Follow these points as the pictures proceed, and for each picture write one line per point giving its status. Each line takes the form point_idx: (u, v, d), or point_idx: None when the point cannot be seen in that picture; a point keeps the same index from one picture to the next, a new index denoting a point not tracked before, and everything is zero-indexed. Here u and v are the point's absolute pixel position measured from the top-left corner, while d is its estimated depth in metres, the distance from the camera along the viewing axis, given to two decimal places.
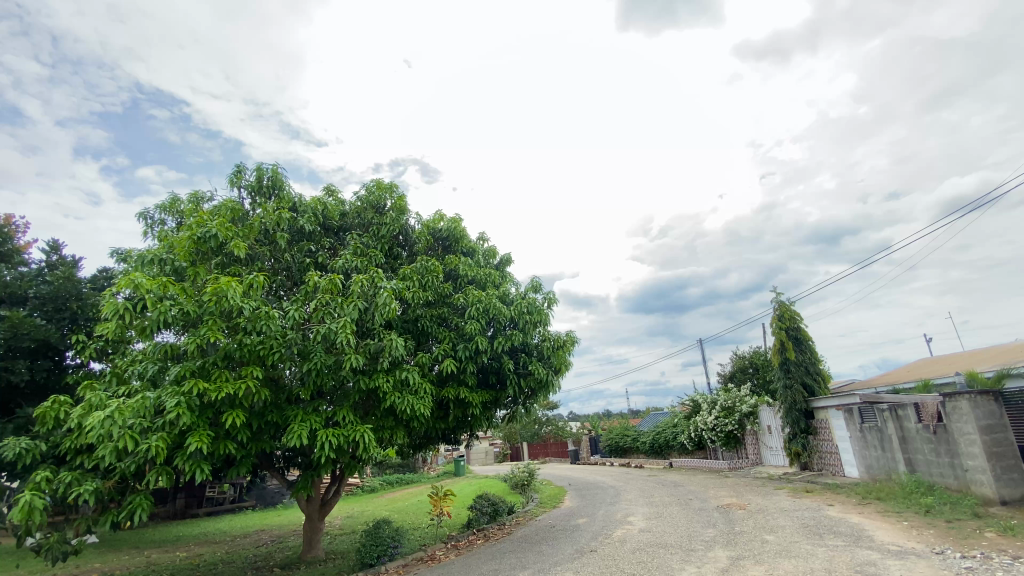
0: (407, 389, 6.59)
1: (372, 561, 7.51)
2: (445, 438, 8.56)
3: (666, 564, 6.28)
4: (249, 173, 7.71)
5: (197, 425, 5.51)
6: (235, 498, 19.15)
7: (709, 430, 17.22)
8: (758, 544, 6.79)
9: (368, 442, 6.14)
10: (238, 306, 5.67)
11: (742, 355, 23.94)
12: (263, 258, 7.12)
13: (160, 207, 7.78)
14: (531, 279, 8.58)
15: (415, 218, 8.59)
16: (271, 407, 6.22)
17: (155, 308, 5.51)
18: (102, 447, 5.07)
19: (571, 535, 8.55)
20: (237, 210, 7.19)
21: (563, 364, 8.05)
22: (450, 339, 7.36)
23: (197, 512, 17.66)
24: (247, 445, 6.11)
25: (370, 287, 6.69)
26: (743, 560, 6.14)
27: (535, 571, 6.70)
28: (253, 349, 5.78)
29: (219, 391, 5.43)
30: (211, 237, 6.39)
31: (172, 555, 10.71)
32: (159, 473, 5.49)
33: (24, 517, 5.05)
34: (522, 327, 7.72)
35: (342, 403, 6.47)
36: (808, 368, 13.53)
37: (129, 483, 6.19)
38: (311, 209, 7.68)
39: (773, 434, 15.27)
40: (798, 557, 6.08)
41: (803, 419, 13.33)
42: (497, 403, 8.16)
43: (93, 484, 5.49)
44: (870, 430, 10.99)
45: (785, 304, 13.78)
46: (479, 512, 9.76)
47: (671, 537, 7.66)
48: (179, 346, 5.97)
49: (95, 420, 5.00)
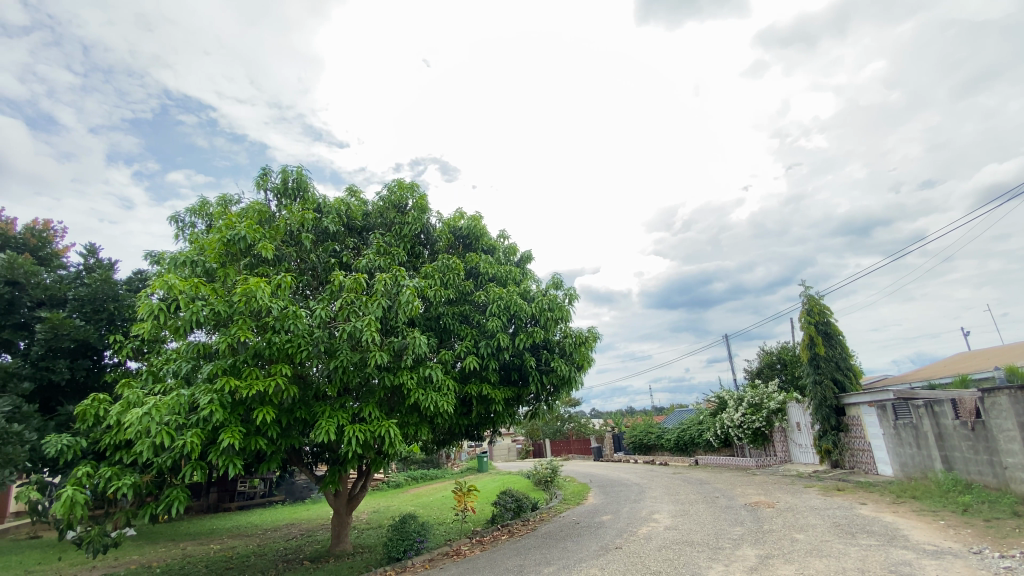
0: (431, 386, 6.65)
1: (399, 555, 7.60)
2: (469, 435, 8.62)
3: (692, 563, 6.20)
4: (274, 176, 7.88)
5: (230, 421, 5.67)
6: (265, 493, 19.65)
7: (736, 427, 16.93)
8: (787, 543, 6.65)
9: (394, 437, 6.21)
10: (266, 306, 5.80)
11: (770, 351, 23.48)
12: (289, 258, 7.26)
13: (190, 210, 8.01)
14: (553, 276, 8.55)
15: (436, 217, 8.65)
16: (300, 404, 6.36)
17: (188, 308, 5.71)
18: (141, 443, 5.26)
19: (596, 532, 8.52)
20: (264, 212, 7.36)
21: (586, 360, 8.02)
22: (472, 337, 7.40)
23: (230, 506, 18.20)
24: (277, 441, 6.26)
25: (393, 285, 6.77)
26: (772, 559, 6.03)
27: (559, 567, 6.69)
28: (282, 347, 5.91)
29: (250, 388, 5.57)
30: (239, 239, 6.58)
31: (207, 548, 11.05)
32: (194, 468, 5.67)
33: (66, 511, 5.28)
34: (544, 324, 7.69)
35: (368, 399, 6.59)
36: (838, 363, 13.19)
37: (165, 478, 6.41)
38: (335, 210, 7.80)
39: (803, 431, 14.94)
40: (829, 557, 5.94)
41: (833, 416, 13.00)
42: (520, 400, 8.18)
43: (131, 479, 5.71)
44: (904, 426, 10.67)
45: (814, 298, 13.47)
46: (504, 508, 9.83)
47: (697, 535, 7.57)
48: (211, 345, 6.15)
49: (134, 417, 5.19)
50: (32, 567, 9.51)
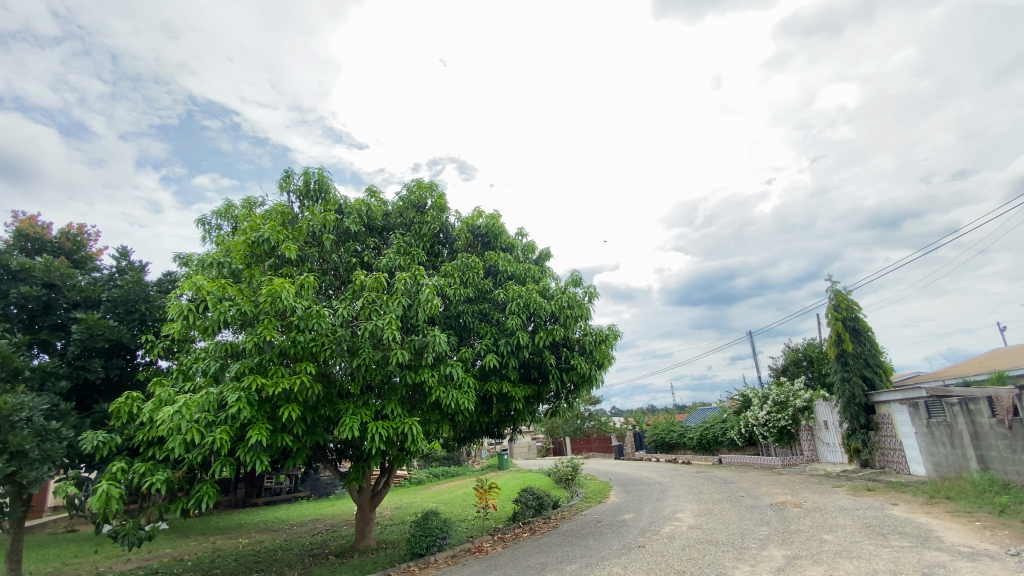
0: (451, 383, 6.69)
1: (422, 551, 7.69)
2: (489, 432, 8.65)
3: (717, 562, 6.13)
4: (297, 178, 8.01)
5: (257, 418, 5.81)
6: (291, 489, 20.05)
7: (761, 426, 16.65)
8: (816, 544, 6.52)
9: (416, 435, 6.28)
10: (291, 306, 5.91)
11: (796, 348, 23.01)
12: (312, 259, 7.38)
13: (216, 213, 8.21)
14: (572, 273, 8.51)
15: (455, 216, 8.69)
16: (324, 401, 6.47)
17: (216, 309, 5.86)
18: (173, 440, 5.42)
19: (618, 531, 8.46)
20: (287, 213, 7.50)
21: (606, 358, 7.97)
22: (492, 335, 7.43)
23: (257, 502, 18.62)
24: (303, 438, 6.38)
25: (413, 284, 6.84)
26: (800, 559, 5.92)
27: (581, 565, 6.67)
28: (306, 345, 6.01)
29: (276, 386, 5.69)
30: (264, 240, 6.72)
31: (235, 541, 11.35)
32: (223, 464, 5.81)
33: (102, 505, 5.47)
34: (564, 322, 7.66)
35: (391, 396, 6.67)
36: (867, 360, 12.85)
37: (196, 474, 6.60)
38: (356, 211, 7.89)
39: (831, 430, 14.61)
40: (860, 558, 5.80)
41: (862, 414, 12.68)
42: (540, 398, 8.18)
43: (164, 474, 5.89)
44: (938, 425, 10.38)
45: (842, 293, 13.14)
46: (525, 506, 9.86)
47: (722, 535, 7.47)
48: (238, 344, 6.29)
49: (166, 415, 5.36)
50: (71, 559, 9.88)
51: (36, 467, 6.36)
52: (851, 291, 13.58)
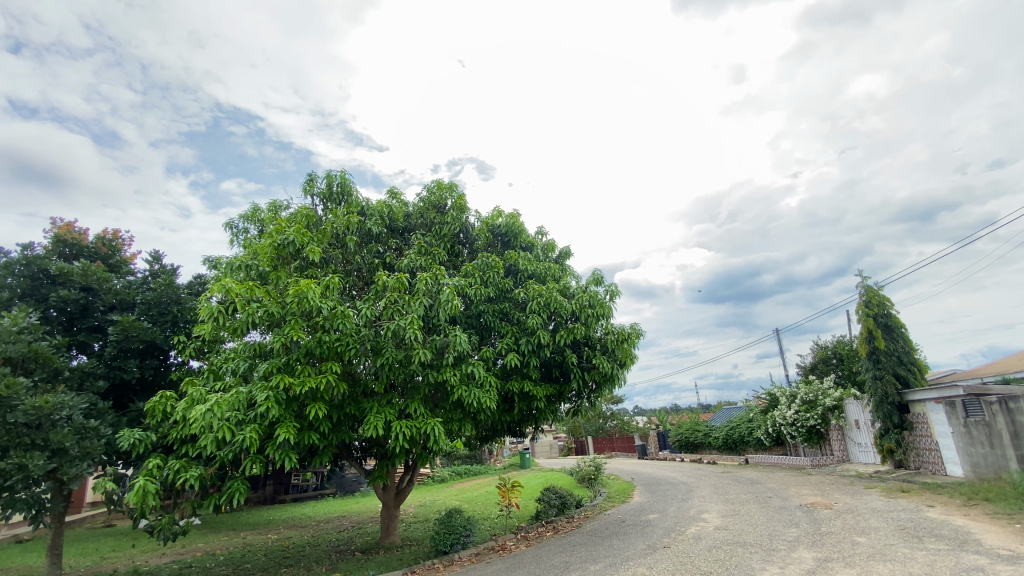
0: (473, 382, 6.74)
1: (446, 549, 7.76)
2: (511, 431, 8.68)
3: (746, 564, 6.05)
4: (320, 182, 8.16)
5: (285, 417, 5.94)
6: (317, 486, 20.43)
7: (789, 425, 16.31)
8: (848, 546, 6.37)
9: (438, 434, 6.33)
10: (317, 307, 6.03)
11: (825, 346, 22.49)
12: (336, 260, 7.50)
13: (243, 216, 8.42)
14: (593, 271, 8.47)
15: (474, 215, 8.74)
16: (349, 400, 6.58)
17: (244, 310, 6.02)
18: (205, 438, 5.58)
19: (643, 531, 8.40)
20: (312, 216, 7.64)
21: (629, 357, 7.92)
22: (512, 334, 7.45)
23: (285, 498, 19.04)
24: (329, 436, 6.51)
25: (434, 284, 6.91)
26: (832, 562, 5.80)
27: (606, 565, 6.64)
28: (332, 345, 6.12)
29: (303, 385, 5.82)
30: (289, 243, 6.88)
31: (264, 537, 11.64)
32: (253, 462, 5.96)
33: (139, 500, 5.68)
34: (585, 321, 7.62)
35: (414, 395, 6.74)
36: (901, 357, 12.48)
37: (227, 471, 6.78)
38: (378, 212, 7.99)
39: (863, 430, 14.24)
40: (894, 561, 5.65)
41: (896, 413, 12.30)
42: (562, 397, 8.17)
43: (197, 471, 6.07)
44: (976, 425, 10.00)
45: (873, 289, 12.78)
46: (548, 505, 9.87)
47: (750, 536, 7.36)
48: (266, 344, 6.43)
49: (199, 413, 5.53)
50: (109, 553, 10.26)
51: (76, 463, 6.64)
52: (882, 287, 13.20)
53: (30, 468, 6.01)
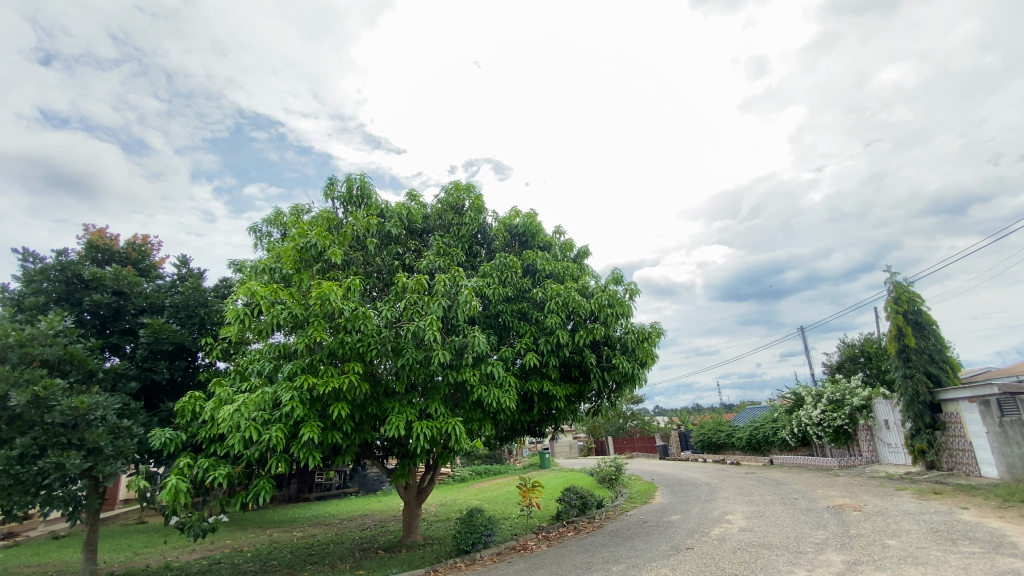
0: (493, 382, 6.77)
1: (468, 548, 7.82)
2: (531, 431, 8.69)
3: (772, 566, 5.96)
4: (340, 185, 8.28)
5: (309, 417, 6.06)
6: (340, 485, 20.73)
7: (815, 425, 15.96)
8: (878, 549, 6.23)
9: (459, 433, 6.39)
10: (339, 308, 6.14)
11: (852, 344, 21.99)
12: (357, 262, 7.61)
13: (266, 220, 8.60)
14: (612, 271, 8.43)
15: (492, 216, 8.78)
16: (371, 399, 6.68)
17: (269, 312, 6.16)
18: (233, 437, 5.73)
19: (666, 532, 8.34)
20: (333, 219, 7.75)
21: (649, 356, 7.88)
22: (531, 333, 7.47)
23: (309, 497, 19.38)
24: (352, 435, 6.62)
25: (452, 286, 6.96)
26: (861, 565, 5.67)
27: (628, 565, 6.62)
28: (353, 346, 6.23)
29: (326, 385, 5.94)
30: (311, 246, 7.01)
31: (290, 535, 11.86)
32: (279, 460, 6.09)
33: (171, 498, 5.87)
34: (604, 320, 7.59)
35: (434, 395, 6.81)
36: (932, 355, 12.13)
37: (253, 470, 6.93)
38: (396, 215, 8.08)
39: (893, 430, 13.90)
40: (926, 564, 5.50)
41: (927, 413, 11.95)
42: (582, 397, 8.15)
43: (225, 469, 6.24)
44: (1013, 424, 9.69)
45: (902, 285, 12.47)
46: (569, 505, 9.85)
47: (776, 537, 7.25)
48: (290, 345, 6.55)
49: (227, 413, 5.68)
50: (141, 549, 10.59)
51: (110, 462, 6.83)
52: (912, 282, 12.85)
53: (66, 466, 6.27)
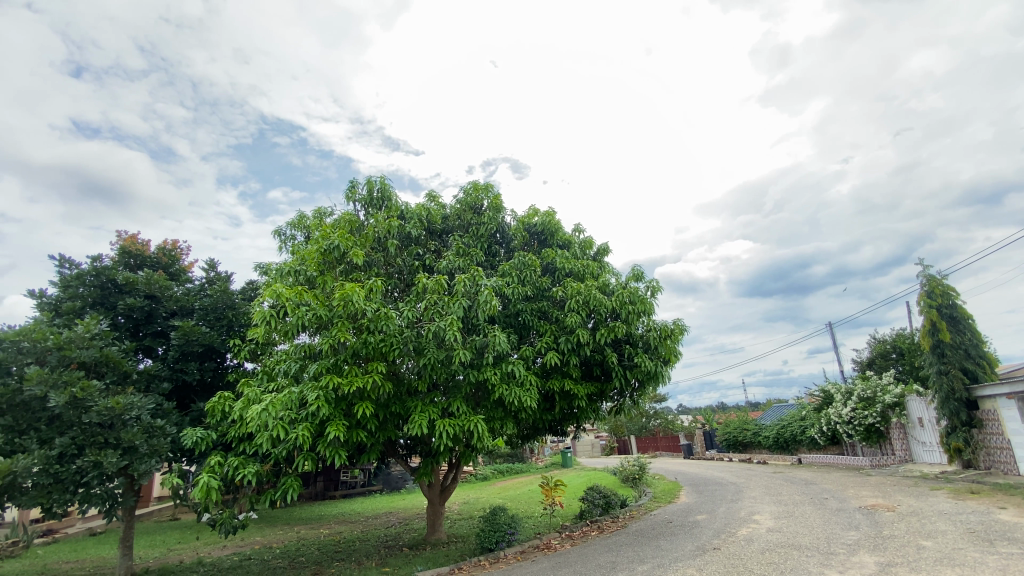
0: (514, 381, 6.80)
1: (492, 546, 7.86)
2: (553, 429, 8.69)
3: (801, 567, 5.86)
4: (361, 188, 8.40)
5: (334, 416, 6.17)
6: (365, 483, 21.05)
7: (845, 424, 15.53)
8: (913, 550, 6.06)
9: (481, 432, 6.43)
10: (362, 309, 6.25)
11: (883, 339, 21.41)
12: (378, 263, 7.72)
13: (290, 224, 8.77)
14: (632, 268, 8.36)
15: (511, 215, 8.81)
16: (394, 398, 6.77)
17: (294, 313, 6.30)
18: (261, 436, 5.88)
19: (691, 532, 8.25)
20: (354, 222, 7.87)
21: (672, 354, 7.81)
22: (552, 332, 7.46)
23: (335, 494, 19.74)
24: (376, 434, 6.72)
25: (472, 285, 7.01)
26: (895, 566, 5.54)
27: (654, 566, 6.57)
28: (376, 346, 6.32)
29: (351, 384, 6.05)
30: (334, 247, 7.16)
31: (317, 532, 12.10)
32: (305, 458, 6.22)
33: (204, 495, 6.04)
34: (625, 318, 7.55)
35: (456, 394, 6.86)
36: (968, 351, 11.73)
37: (281, 468, 7.09)
38: (417, 216, 8.17)
39: (927, 428, 13.58)
40: (963, 565, 5.34)
41: (963, 410, 11.52)
42: (604, 396, 8.12)
43: (254, 467, 6.40)
44: None
45: (935, 278, 12.08)
46: (592, 504, 9.81)
47: (805, 538, 7.11)
48: (314, 346, 6.67)
49: (255, 412, 5.84)
50: (175, 544, 10.95)
51: (145, 460, 7.06)
52: (946, 276, 12.44)
53: (103, 465, 6.53)
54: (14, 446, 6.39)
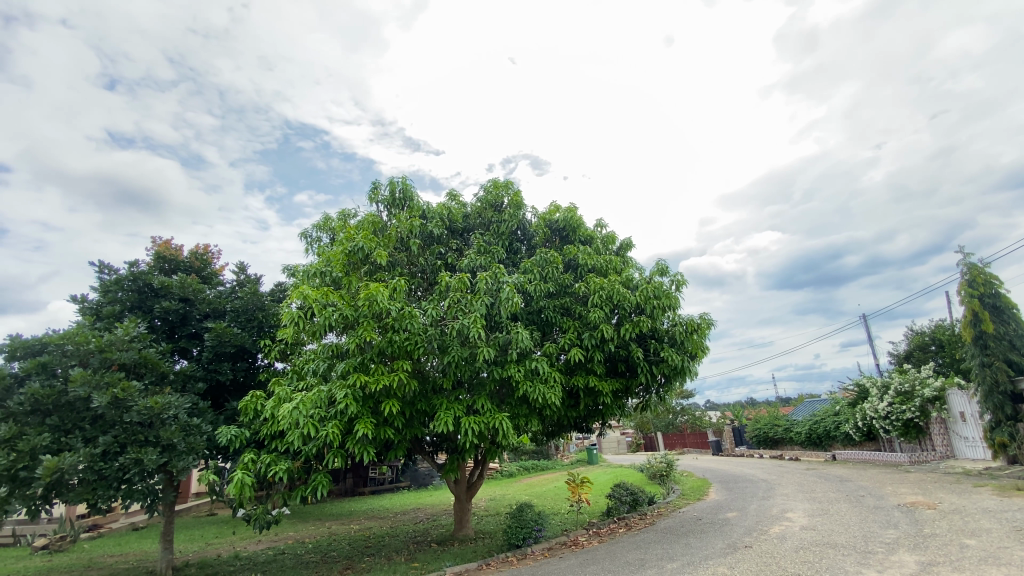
0: (538, 378, 6.80)
1: (519, 542, 7.88)
2: (578, 426, 8.67)
3: (838, 567, 5.70)
4: (384, 189, 8.50)
5: (363, 413, 6.28)
6: (393, 479, 21.39)
7: (882, 418, 14.93)
8: (956, 549, 5.83)
9: (506, 429, 6.46)
10: (386, 308, 6.33)
11: (921, 332, 20.71)
12: (402, 263, 7.83)
13: (316, 225, 8.93)
14: (656, 263, 8.26)
15: (532, 212, 8.80)
16: (420, 396, 6.85)
17: (321, 314, 6.43)
18: (293, 433, 6.04)
19: (722, 530, 8.13)
20: (377, 222, 7.98)
21: (699, 348, 7.70)
22: (575, 329, 7.41)
23: (364, 490, 20.11)
24: (403, 431, 6.81)
25: (494, 283, 7.04)
26: (937, 566, 5.35)
27: (684, 564, 6.50)
28: (401, 344, 6.41)
29: (378, 382, 6.15)
30: (359, 248, 7.32)
31: (347, 527, 12.35)
32: (335, 455, 6.35)
33: (238, 491, 6.22)
34: (650, 313, 7.46)
35: (480, 391, 6.90)
36: (1013, 342, 11.23)
37: (312, 465, 7.24)
38: (438, 215, 8.22)
39: (970, 422, 13.15)
40: (1011, 565, 5.12)
41: (1009, 404, 11.02)
42: (628, 392, 8.06)
43: (286, 464, 6.58)
44: None
45: (977, 266, 11.60)
46: (618, 501, 9.75)
47: (841, 536, 6.93)
48: (341, 345, 6.78)
49: (287, 410, 6.00)
50: (213, 539, 11.31)
51: (183, 457, 7.29)
52: (988, 264, 11.93)
53: (144, 461, 6.79)
54: (61, 445, 6.70)
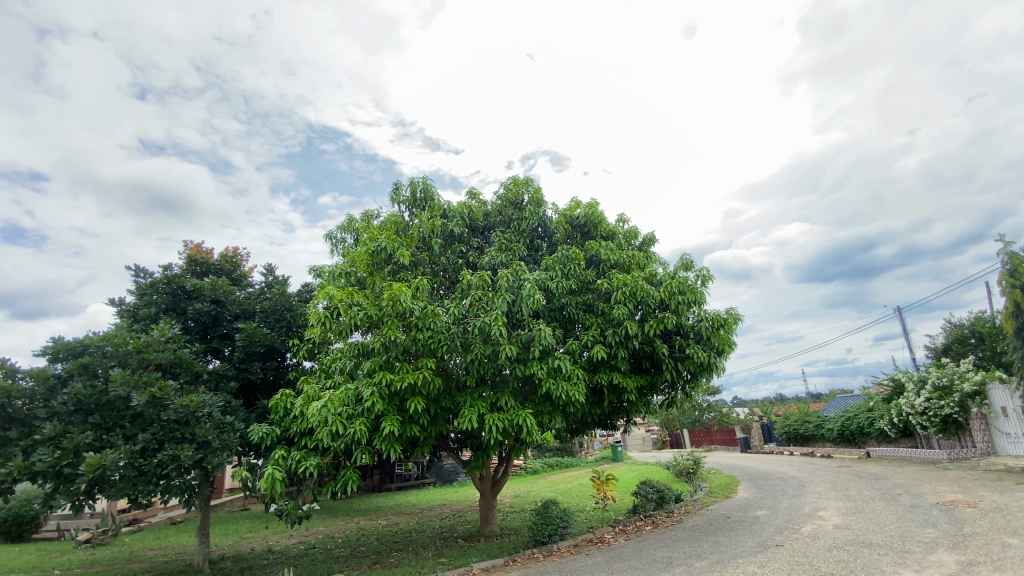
0: (560, 375, 6.78)
1: (545, 539, 7.92)
2: (602, 423, 8.63)
3: (873, 566, 5.55)
4: (405, 189, 8.60)
5: (389, 411, 6.38)
6: (419, 475, 21.67)
7: (919, 415, 14.49)
8: (998, 548, 5.62)
9: (530, 426, 6.48)
10: (410, 307, 6.41)
11: (960, 324, 20.01)
12: (424, 262, 7.92)
13: (340, 227, 9.08)
14: (680, 258, 8.15)
15: (553, 209, 8.79)
16: (444, 393, 6.92)
17: (347, 313, 6.56)
18: (322, 430, 6.18)
19: (751, 528, 7.99)
20: (400, 222, 8.09)
21: (726, 344, 7.59)
22: (598, 325, 7.38)
23: (391, 486, 20.42)
24: (428, 428, 6.90)
25: (515, 280, 7.06)
26: (977, 566, 5.17)
27: (712, 562, 6.43)
28: (425, 342, 6.48)
29: (402, 380, 6.23)
30: (382, 249, 7.45)
31: (376, 523, 12.57)
32: (363, 452, 6.47)
33: (269, 486, 6.39)
34: (674, 309, 7.38)
35: (504, 388, 6.94)
36: None
37: (340, 461, 7.39)
38: (459, 214, 8.26)
39: (1012, 418, 12.58)
40: None
41: None
42: (654, 389, 7.97)
43: (315, 460, 6.73)
44: None
45: (1018, 255, 11.09)
46: (645, 499, 9.66)
47: (877, 535, 6.74)
48: (367, 344, 6.90)
49: (316, 408, 6.15)
50: (247, 534, 11.64)
51: (217, 454, 7.52)
52: None
53: (181, 457, 7.05)
54: (103, 442, 6.99)
